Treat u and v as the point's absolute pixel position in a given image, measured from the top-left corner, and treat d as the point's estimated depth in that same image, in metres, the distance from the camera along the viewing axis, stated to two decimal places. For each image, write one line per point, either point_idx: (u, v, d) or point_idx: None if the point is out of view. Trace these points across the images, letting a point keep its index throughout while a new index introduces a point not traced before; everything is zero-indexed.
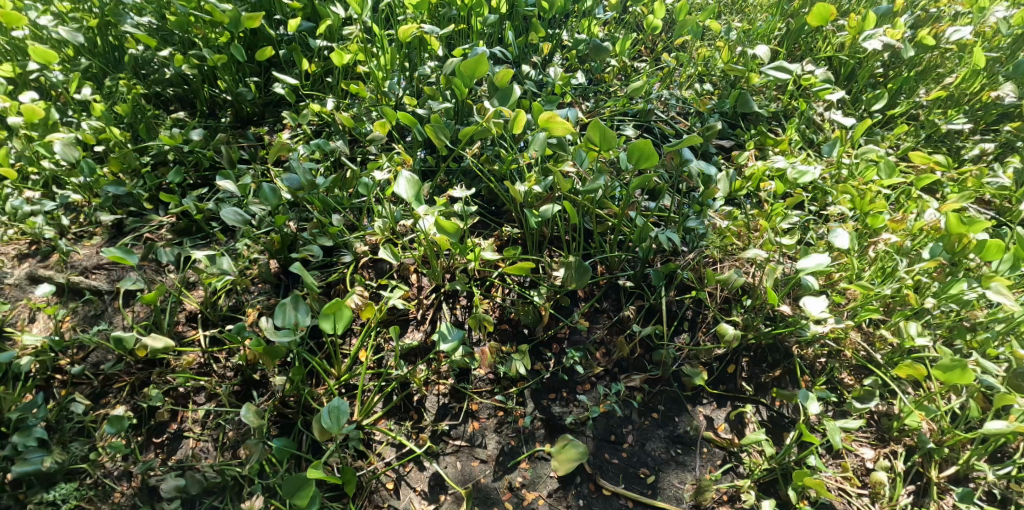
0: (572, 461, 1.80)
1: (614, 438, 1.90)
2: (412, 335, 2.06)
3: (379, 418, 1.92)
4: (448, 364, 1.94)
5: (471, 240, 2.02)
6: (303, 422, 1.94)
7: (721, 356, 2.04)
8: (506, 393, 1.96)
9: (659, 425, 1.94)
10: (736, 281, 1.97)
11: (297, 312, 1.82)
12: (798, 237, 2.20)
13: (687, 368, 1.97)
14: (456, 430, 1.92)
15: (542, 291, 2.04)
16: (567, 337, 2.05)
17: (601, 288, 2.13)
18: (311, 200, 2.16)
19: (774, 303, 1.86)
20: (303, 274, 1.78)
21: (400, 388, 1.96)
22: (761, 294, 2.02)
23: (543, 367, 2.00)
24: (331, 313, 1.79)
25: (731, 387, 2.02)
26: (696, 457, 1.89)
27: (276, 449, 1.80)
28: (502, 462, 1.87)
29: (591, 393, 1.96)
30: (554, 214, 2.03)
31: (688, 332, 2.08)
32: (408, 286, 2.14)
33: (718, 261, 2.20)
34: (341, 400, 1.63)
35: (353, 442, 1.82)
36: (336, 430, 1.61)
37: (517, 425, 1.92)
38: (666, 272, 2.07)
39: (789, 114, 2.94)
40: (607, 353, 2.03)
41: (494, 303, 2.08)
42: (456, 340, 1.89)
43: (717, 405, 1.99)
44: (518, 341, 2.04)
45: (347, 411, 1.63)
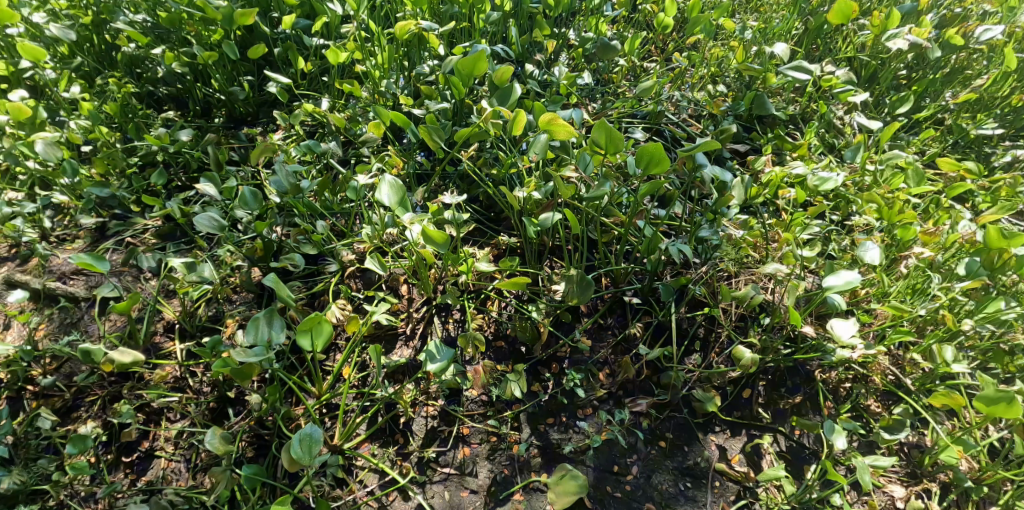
0: (572, 495, 1.62)
1: (617, 469, 1.73)
2: (400, 352, 1.89)
3: (361, 442, 1.77)
4: (437, 383, 1.77)
5: (464, 250, 1.85)
6: (276, 445, 1.77)
7: (737, 379, 1.88)
8: (500, 417, 1.80)
9: (667, 455, 1.77)
10: (754, 299, 1.80)
11: (271, 328, 1.67)
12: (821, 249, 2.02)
13: (699, 392, 1.80)
14: (445, 457, 1.76)
15: (541, 306, 1.87)
16: (568, 355, 1.87)
17: (605, 302, 1.96)
18: (295, 204, 2.00)
19: (798, 325, 1.67)
20: (278, 286, 1.62)
21: (386, 409, 1.81)
22: (781, 314, 1.85)
23: (541, 387, 1.83)
24: (308, 328, 1.63)
25: (746, 413, 1.86)
26: (707, 492, 1.72)
27: (244, 477, 1.63)
28: (494, 494, 1.71)
29: (592, 418, 1.79)
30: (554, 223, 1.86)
31: (699, 353, 1.91)
32: (397, 298, 1.98)
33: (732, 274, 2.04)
34: (313, 427, 1.45)
35: (332, 469, 1.67)
36: (307, 461, 1.44)
37: (511, 452, 1.76)
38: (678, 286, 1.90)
39: (807, 118, 2.79)
40: (611, 374, 1.86)
41: (489, 318, 1.91)
42: (446, 359, 1.73)
43: (730, 434, 1.83)
44: (514, 360, 1.87)
45: (321, 440, 1.46)
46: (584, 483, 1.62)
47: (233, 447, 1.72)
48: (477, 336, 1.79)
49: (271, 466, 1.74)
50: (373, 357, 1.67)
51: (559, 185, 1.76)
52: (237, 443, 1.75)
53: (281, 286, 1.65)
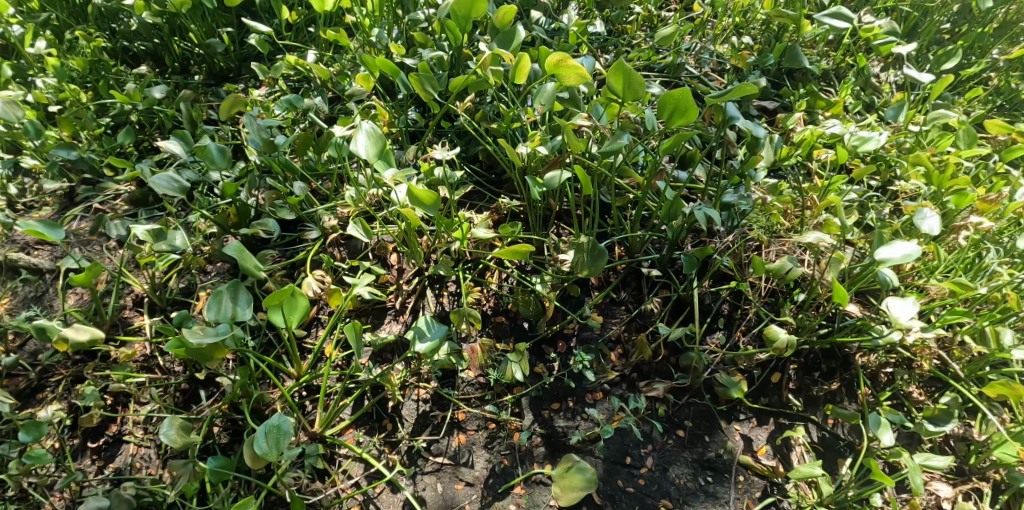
0: (579, 492, 1.43)
1: (629, 461, 1.53)
2: (388, 328, 1.68)
3: (343, 429, 1.58)
4: (428, 364, 1.57)
5: (459, 215, 1.62)
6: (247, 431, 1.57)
7: (765, 361, 1.67)
8: (500, 401, 1.58)
9: (686, 445, 1.56)
10: (791, 272, 1.58)
11: (236, 303, 1.42)
12: (859, 217, 1.86)
13: (723, 376, 1.59)
14: (437, 445, 1.56)
15: (545, 278, 1.63)
16: (576, 333, 1.66)
17: (618, 274, 1.74)
18: (271, 164, 1.79)
19: (845, 304, 1.45)
20: (241, 255, 1.43)
21: (371, 392, 1.61)
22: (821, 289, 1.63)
23: (545, 369, 1.62)
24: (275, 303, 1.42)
25: (775, 400, 1.66)
26: (731, 488, 1.53)
27: (209, 471, 1.43)
28: (491, 487, 1.51)
29: (602, 404, 1.59)
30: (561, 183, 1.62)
31: (723, 331, 1.71)
32: (386, 269, 1.77)
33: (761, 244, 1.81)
34: (283, 418, 1.27)
35: (309, 459, 1.48)
36: (274, 457, 1.25)
37: (511, 441, 1.55)
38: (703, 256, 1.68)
39: (841, 74, 2.55)
40: (624, 354, 1.64)
41: (488, 291, 1.70)
42: (436, 338, 1.50)
43: (757, 423, 1.63)
44: (517, 337, 1.66)
45: (291, 432, 1.27)
46: (594, 479, 1.43)
47: (195, 435, 1.52)
48: (473, 313, 1.57)
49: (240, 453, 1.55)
50: (350, 337, 1.44)
51: (569, 137, 1.53)
52: (204, 430, 1.56)
53: (246, 257, 1.45)
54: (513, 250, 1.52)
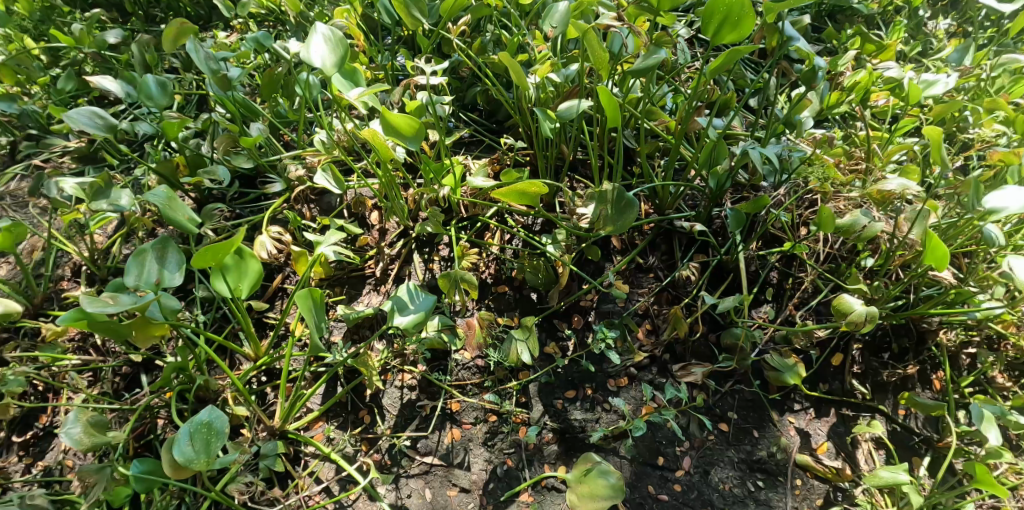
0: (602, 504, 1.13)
1: (662, 463, 1.23)
2: (367, 300, 1.38)
3: (309, 422, 1.27)
4: (415, 343, 1.27)
5: (450, 158, 1.32)
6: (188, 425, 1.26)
7: (825, 339, 1.37)
8: (501, 389, 1.28)
9: (731, 443, 1.27)
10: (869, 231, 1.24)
11: (161, 266, 1.09)
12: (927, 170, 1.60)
13: (775, 357, 1.30)
14: (425, 442, 1.25)
15: (558, 237, 1.31)
16: (595, 305, 1.35)
17: (646, 235, 1.43)
18: (226, 102, 1.48)
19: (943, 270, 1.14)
20: (171, 205, 1.11)
21: (344, 376, 1.30)
22: (906, 248, 1.31)
23: (558, 349, 1.31)
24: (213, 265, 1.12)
25: (835, 387, 1.37)
26: (787, 496, 1.23)
27: (134, 479, 1.10)
28: (492, 494, 1.20)
29: (628, 392, 1.29)
30: (580, 114, 1.29)
31: (771, 304, 1.42)
32: (365, 230, 1.45)
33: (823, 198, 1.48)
34: (214, 411, 0.93)
35: (266, 460, 1.18)
36: (203, 464, 0.92)
37: (516, 437, 1.25)
38: (755, 209, 1.35)
39: (889, 18, 2.24)
40: (654, 331, 1.34)
41: (488, 255, 1.38)
42: (423, 311, 1.14)
43: (815, 415, 1.33)
44: (524, 311, 1.34)
45: (225, 433, 0.93)
46: (621, 487, 1.13)
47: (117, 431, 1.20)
48: (468, 277, 1.25)
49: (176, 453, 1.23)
50: (298, 307, 1.06)
51: (594, 48, 1.19)
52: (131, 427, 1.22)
53: (177, 206, 1.12)
54: (518, 192, 1.19)
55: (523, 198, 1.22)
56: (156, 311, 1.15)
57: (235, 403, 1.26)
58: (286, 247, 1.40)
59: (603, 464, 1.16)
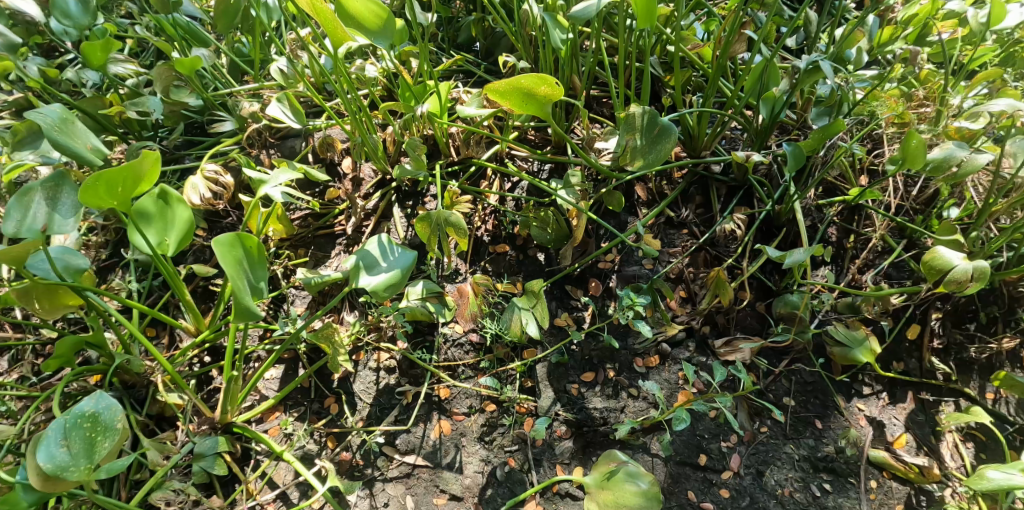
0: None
1: (705, 463, 0.98)
2: (335, 263, 1.12)
3: (262, 413, 1.01)
4: (391, 314, 1.01)
5: (435, 78, 1.06)
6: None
7: (899, 308, 1.11)
8: (501, 372, 1.02)
9: (789, 436, 1.02)
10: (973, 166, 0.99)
11: (53, 207, 0.84)
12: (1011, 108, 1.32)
13: (839, 330, 1.05)
14: (405, 438, 0.99)
15: (572, 181, 1.03)
16: (617, 267, 1.08)
17: (677, 182, 1.16)
18: (164, 24, 1.21)
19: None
20: (66, 128, 0.85)
21: (305, 357, 1.04)
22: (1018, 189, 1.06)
23: (572, 321, 1.05)
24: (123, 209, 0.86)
25: (912, 366, 1.10)
26: (861, 503, 0.98)
27: (22, 487, 0.81)
28: (490, 504, 0.95)
29: (661, 374, 1.03)
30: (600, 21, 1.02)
31: (831, 267, 1.15)
32: (334, 179, 1.18)
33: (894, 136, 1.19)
34: (106, 399, 0.74)
35: (201, 463, 0.93)
36: (81, 468, 0.70)
37: (521, 431, 0.99)
38: (821, 143, 1.05)
39: None
40: (690, 299, 1.08)
41: (485, 206, 1.11)
42: (400, 267, 0.87)
43: (889, 401, 1.07)
44: (529, 274, 1.08)
45: (117, 429, 0.73)
46: (653, 495, 0.88)
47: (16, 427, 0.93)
48: (454, 218, 0.94)
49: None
50: (220, 254, 0.71)
51: None
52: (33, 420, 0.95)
53: (76, 132, 0.87)
54: (525, 93, 0.86)
55: (529, 105, 0.89)
56: (48, 269, 0.90)
57: (168, 391, 1.01)
58: (224, 187, 1.08)
59: (630, 467, 0.91)
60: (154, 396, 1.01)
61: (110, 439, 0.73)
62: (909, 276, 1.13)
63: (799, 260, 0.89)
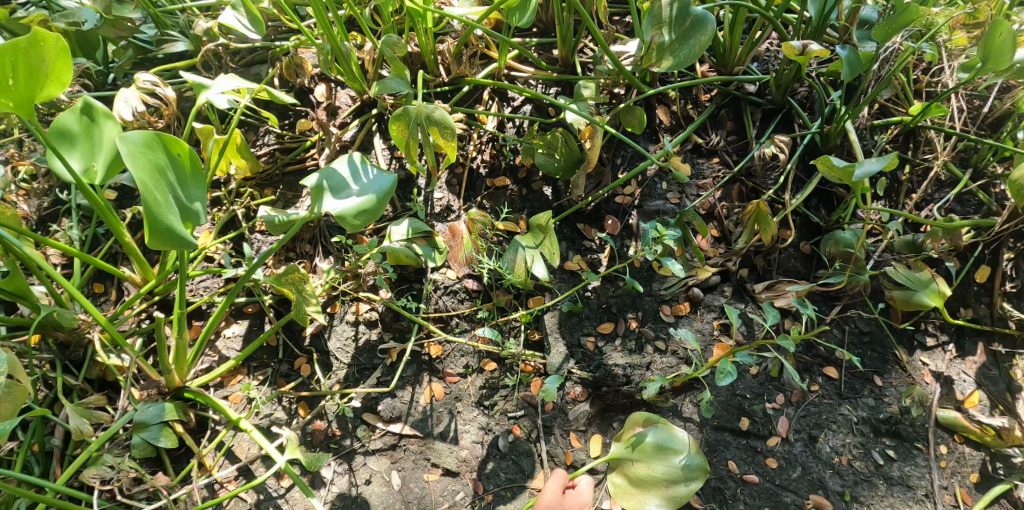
0: (665, 497, 0.73)
1: (747, 428, 0.83)
2: (305, 203, 0.95)
3: (219, 378, 0.84)
4: (371, 256, 0.84)
5: None
6: (41, 384, 0.83)
7: (966, 247, 0.94)
8: (503, 324, 0.86)
9: (844, 395, 0.86)
10: None
11: None
12: None
13: (900, 270, 0.88)
14: (389, 404, 0.83)
15: (584, 95, 0.87)
16: (637, 202, 0.92)
17: (706, 106, 0.99)
18: None
19: None
20: None
21: (271, 310, 0.87)
22: None
23: (586, 264, 0.89)
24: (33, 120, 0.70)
25: (981, 313, 0.93)
26: (931, 472, 0.82)
27: None
28: (492, 480, 0.80)
29: (692, 323, 0.87)
30: None
31: (884, 201, 0.99)
32: (302, 108, 1.01)
33: (955, 49, 1.00)
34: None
35: (143, 434, 0.76)
36: None
37: (528, 394, 0.84)
38: (892, 32, 0.90)
39: None
40: (724, 239, 0.92)
41: (481, 133, 0.94)
42: (376, 190, 0.71)
43: (957, 354, 0.90)
44: (534, 211, 0.91)
45: None
46: (694, 466, 0.73)
47: None
48: (437, 116, 0.78)
49: (17, 426, 0.80)
50: (127, 156, 0.56)
51: None
52: None
53: None
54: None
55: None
56: None
57: (108, 352, 0.84)
58: (166, 101, 0.85)
59: (660, 429, 0.76)
60: (93, 358, 0.84)
61: None
62: (976, 210, 0.96)
63: (871, 172, 0.73)
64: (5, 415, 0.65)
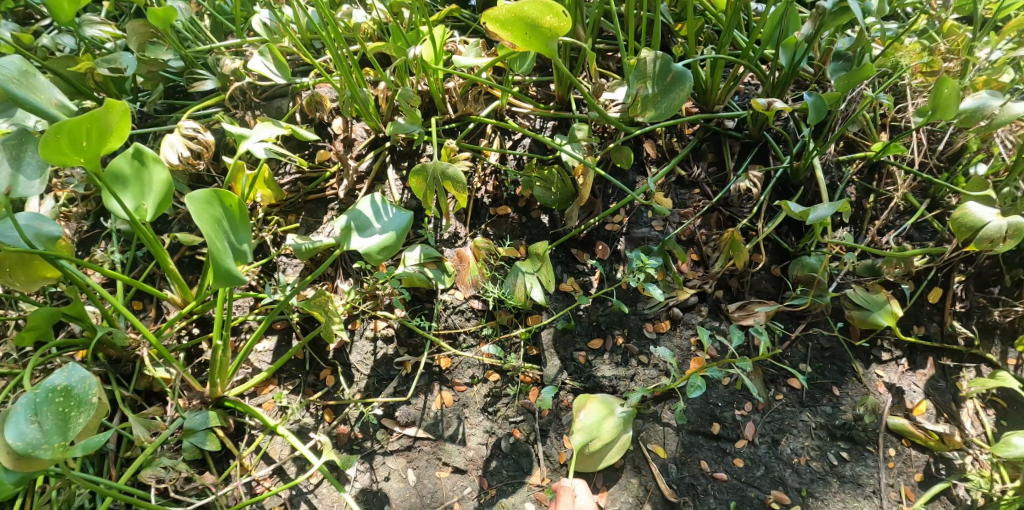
0: (615, 446, 0.89)
1: (719, 432, 0.94)
2: (328, 229, 1.06)
3: (254, 387, 0.96)
4: (388, 280, 0.95)
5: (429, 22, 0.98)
6: None
7: (920, 271, 1.05)
8: (504, 339, 0.97)
9: (805, 404, 0.97)
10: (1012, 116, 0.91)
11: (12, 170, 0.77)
12: None
13: (858, 292, 0.99)
14: (405, 410, 0.95)
15: (577, 135, 0.97)
16: (625, 230, 1.03)
17: (688, 140, 1.10)
18: None
19: None
20: (25, 81, 0.78)
21: (298, 327, 0.99)
22: None
23: (578, 286, 1.00)
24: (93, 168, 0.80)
25: (932, 330, 1.04)
26: (880, 471, 0.94)
27: None
28: (495, 477, 0.91)
29: (672, 339, 0.98)
30: None
31: (849, 227, 1.10)
32: (323, 140, 1.11)
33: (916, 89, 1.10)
34: (77, 369, 0.68)
35: (192, 438, 0.88)
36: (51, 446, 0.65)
37: (526, 401, 0.95)
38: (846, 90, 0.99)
39: None
40: (702, 263, 1.03)
41: (485, 166, 1.05)
42: (396, 228, 0.82)
43: (909, 367, 1.02)
44: (533, 237, 1.02)
45: (93, 403, 0.68)
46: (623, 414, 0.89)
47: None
48: (451, 172, 0.88)
49: None
50: (194, 213, 0.67)
51: None
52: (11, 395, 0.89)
53: (37, 86, 0.80)
54: (528, 25, 0.79)
55: (531, 41, 0.81)
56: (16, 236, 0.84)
57: (155, 365, 0.95)
58: (206, 146, 0.97)
59: (587, 403, 0.89)
60: (141, 371, 0.95)
61: (83, 415, 0.68)
62: (932, 237, 1.07)
63: (824, 215, 0.84)
64: (93, 427, 0.75)
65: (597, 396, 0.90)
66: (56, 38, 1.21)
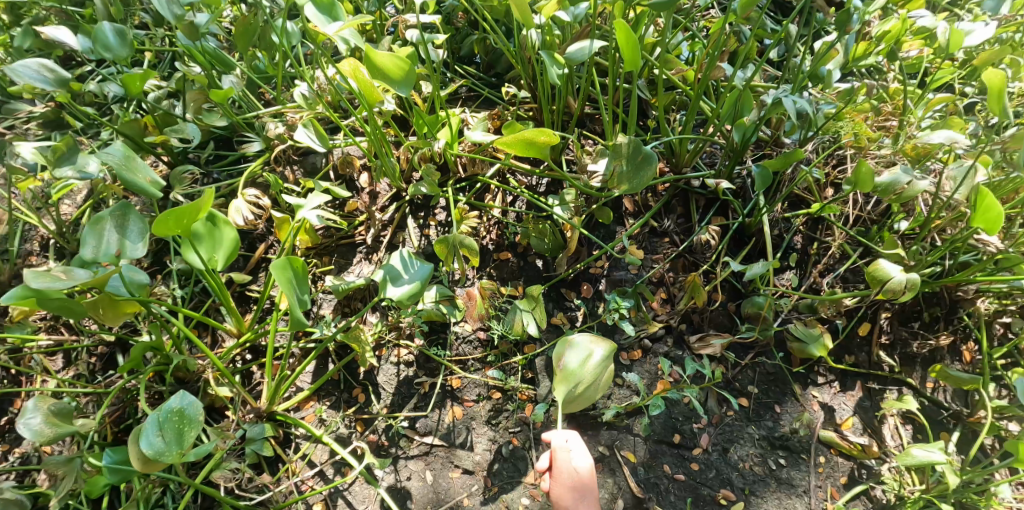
0: (598, 382, 1.00)
1: (679, 441, 1.16)
2: (358, 269, 1.27)
3: (299, 403, 1.17)
4: (410, 315, 1.15)
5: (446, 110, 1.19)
6: None
7: (852, 309, 1.25)
8: (504, 364, 1.18)
9: (751, 418, 1.18)
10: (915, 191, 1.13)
11: (121, 235, 0.98)
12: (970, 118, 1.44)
13: (799, 327, 1.20)
14: (424, 422, 1.16)
15: (566, 198, 1.18)
16: (606, 273, 1.24)
17: (660, 196, 1.30)
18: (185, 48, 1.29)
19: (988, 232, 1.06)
20: (129, 165, 1.00)
21: (335, 353, 1.20)
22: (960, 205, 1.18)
23: (567, 320, 1.21)
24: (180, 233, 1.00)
25: (861, 359, 1.25)
26: (810, 475, 1.15)
27: (108, 468, 0.96)
28: (497, 476, 1.12)
29: (642, 365, 1.20)
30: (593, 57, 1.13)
31: (794, 270, 1.31)
32: (353, 193, 1.32)
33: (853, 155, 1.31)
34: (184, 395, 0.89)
35: (252, 445, 1.08)
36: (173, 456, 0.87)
37: (523, 415, 1.16)
38: (784, 165, 1.18)
39: None
40: (669, 301, 1.24)
41: (489, 218, 1.26)
42: (420, 279, 1.03)
43: (840, 389, 1.23)
44: (529, 279, 1.23)
45: (199, 421, 0.89)
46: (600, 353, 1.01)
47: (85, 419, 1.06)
48: (467, 241, 1.12)
49: None
50: (274, 278, 0.88)
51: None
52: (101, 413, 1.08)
53: (137, 167, 1.01)
54: (527, 143, 1.02)
55: (530, 150, 1.04)
56: (120, 285, 1.05)
57: (218, 385, 1.15)
58: (263, 209, 1.28)
59: (570, 347, 1.02)
60: (205, 389, 1.16)
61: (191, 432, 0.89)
62: (863, 280, 1.28)
63: (756, 274, 1.12)
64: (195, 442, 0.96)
65: (580, 338, 1.03)
66: (105, 86, 1.40)
